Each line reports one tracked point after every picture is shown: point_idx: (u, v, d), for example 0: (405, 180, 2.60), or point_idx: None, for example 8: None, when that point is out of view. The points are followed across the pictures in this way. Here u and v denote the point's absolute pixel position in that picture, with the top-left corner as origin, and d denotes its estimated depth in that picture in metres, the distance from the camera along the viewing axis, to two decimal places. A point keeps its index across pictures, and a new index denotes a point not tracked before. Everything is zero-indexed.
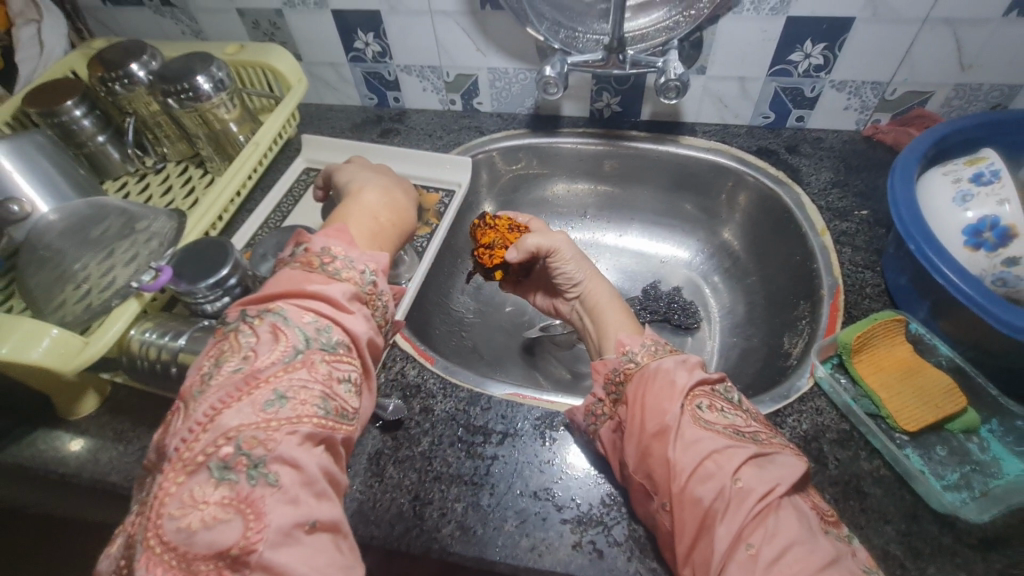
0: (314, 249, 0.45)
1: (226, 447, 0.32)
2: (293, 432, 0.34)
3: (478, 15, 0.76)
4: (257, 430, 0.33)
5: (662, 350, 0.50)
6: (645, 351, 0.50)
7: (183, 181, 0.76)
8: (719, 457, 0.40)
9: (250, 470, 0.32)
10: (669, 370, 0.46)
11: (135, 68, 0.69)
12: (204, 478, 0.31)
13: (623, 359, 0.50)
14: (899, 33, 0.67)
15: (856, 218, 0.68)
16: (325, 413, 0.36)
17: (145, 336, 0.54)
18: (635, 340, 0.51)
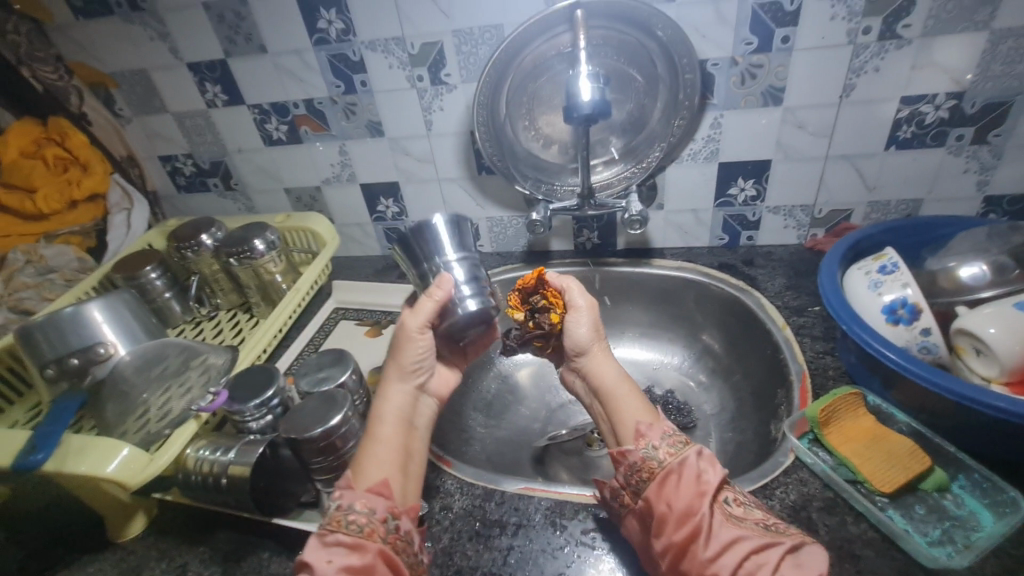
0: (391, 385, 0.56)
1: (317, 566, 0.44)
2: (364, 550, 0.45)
3: (476, 179, 0.95)
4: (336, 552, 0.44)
5: (681, 442, 0.53)
6: (666, 443, 0.53)
7: (232, 324, 0.91)
8: (759, 554, 0.45)
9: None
10: (693, 466, 0.51)
11: (204, 238, 0.86)
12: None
13: (641, 451, 0.53)
14: (811, 168, 0.85)
15: (811, 313, 0.79)
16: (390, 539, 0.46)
17: (201, 453, 0.62)
18: (654, 430, 0.54)
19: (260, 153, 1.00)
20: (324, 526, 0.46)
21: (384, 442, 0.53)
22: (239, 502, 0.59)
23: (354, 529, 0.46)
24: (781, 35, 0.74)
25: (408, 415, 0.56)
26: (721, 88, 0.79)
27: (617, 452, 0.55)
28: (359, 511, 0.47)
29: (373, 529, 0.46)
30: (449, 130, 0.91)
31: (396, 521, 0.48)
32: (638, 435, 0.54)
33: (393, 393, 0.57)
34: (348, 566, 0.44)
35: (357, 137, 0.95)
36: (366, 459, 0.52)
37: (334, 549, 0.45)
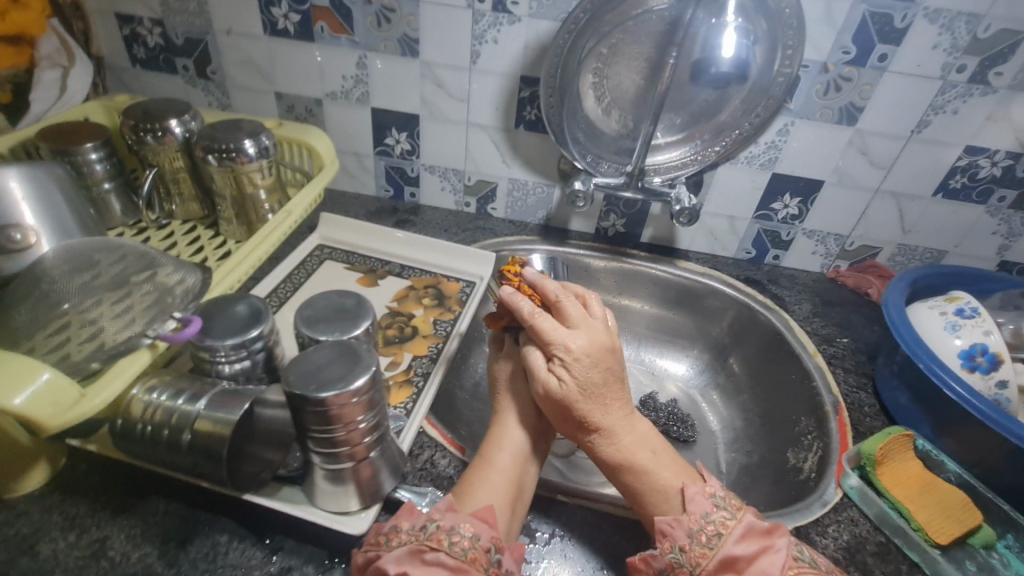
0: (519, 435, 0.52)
1: None
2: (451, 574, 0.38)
3: (511, 132, 0.84)
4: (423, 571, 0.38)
5: (714, 535, 0.44)
6: (694, 544, 0.44)
7: (190, 240, 0.73)
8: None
9: None
10: (735, 567, 0.42)
11: (173, 124, 0.68)
12: None
13: (667, 556, 0.45)
14: (859, 199, 0.82)
15: (839, 345, 0.77)
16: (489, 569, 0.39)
17: (151, 397, 0.46)
18: (677, 526, 0.45)
19: (254, 42, 0.82)
20: (422, 542, 0.40)
21: (498, 470, 0.48)
22: (199, 467, 0.44)
23: (458, 551, 0.39)
24: (879, 52, 0.70)
25: (526, 451, 0.51)
26: (802, 93, 0.74)
27: (637, 558, 0.46)
28: (464, 533, 0.41)
29: (476, 556, 0.40)
30: (496, 69, 0.78)
31: (500, 553, 0.41)
32: (662, 535, 0.45)
33: (509, 434, 0.52)
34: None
35: (383, 51, 0.80)
36: (474, 483, 0.47)
37: (432, 569, 0.38)
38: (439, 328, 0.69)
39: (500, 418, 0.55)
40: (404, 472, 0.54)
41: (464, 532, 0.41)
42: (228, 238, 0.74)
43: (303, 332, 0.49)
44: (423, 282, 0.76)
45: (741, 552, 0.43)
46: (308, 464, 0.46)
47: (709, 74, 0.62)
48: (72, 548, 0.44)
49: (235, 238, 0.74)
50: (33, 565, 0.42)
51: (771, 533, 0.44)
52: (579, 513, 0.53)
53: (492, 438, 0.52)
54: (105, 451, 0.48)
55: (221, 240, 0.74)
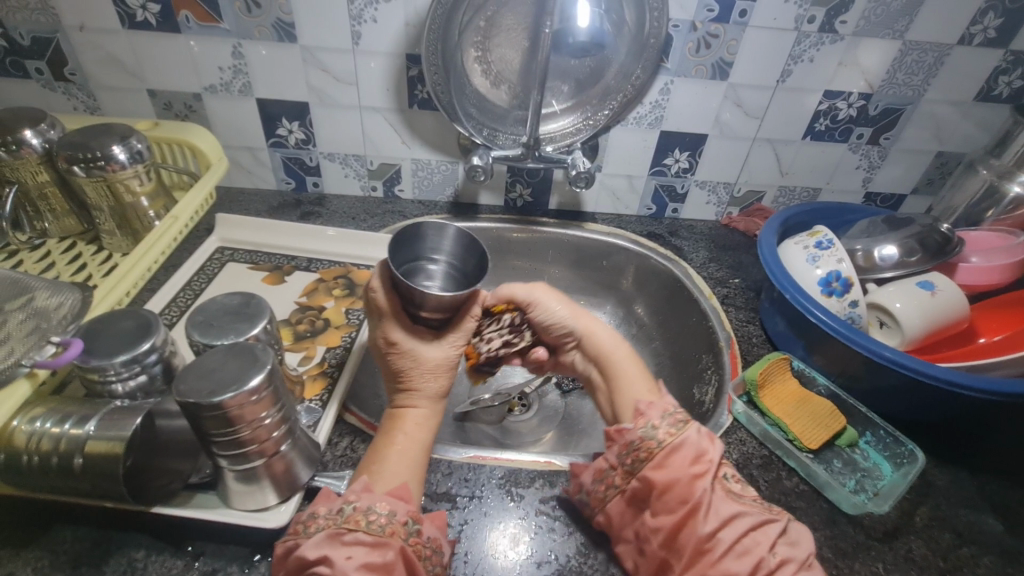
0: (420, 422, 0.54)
1: (321, 566, 0.41)
2: (370, 548, 0.43)
3: (407, 113, 0.83)
4: (339, 551, 0.42)
5: (682, 420, 0.50)
6: (666, 423, 0.50)
7: (69, 257, 0.69)
8: (756, 529, 0.44)
9: None
10: (693, 446, 0.48)
11: (28, 135, 0.63)
12: None
13: (640, 430, 0.50)
14: (741, 148, 0.88)
15: (732, 285, 0.84)
16: (409, 539, 0.44)
17: (35, 426, 0.44)
18: (654, 408, 0.51)
19: (114, 37, 0.76)
20: (340, 524, 0.44)
21: (404, 443, 0.52)
22: (100, 489, 0.44)
23: (375, 528, 0.44)
24: (740, 8, 0.74)
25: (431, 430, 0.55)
26: (677, 52, 0.78)
27: (611, 430, 0.52)
28: (381, 511, 0.45)
29: (394, 529, 0.44)
30: (381, 48, 0.77)
31: (418, 524, 0.46)
32: (639, 414, 0.51)
33: (416, 415, 0.55)
34: (368, 565, 0.42)
35: (258, 38, 0.76)
36: (387, 456, 0.51)
37: (353, 547, 0.43)
38: (352, 316, 0.70)
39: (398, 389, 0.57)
40: (323, 461, 0.55)
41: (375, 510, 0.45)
42: (113, 251, 0.70)
43: (195, 339, 0.48)
44: (333, 273, 0.76)
45: (701, 437, 0.49)
46: (217, 468, 0.46)
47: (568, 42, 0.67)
48: None
49: (122, 249, 0.70)
50: None
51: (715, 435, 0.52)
52: (497, 472, 0.56)
53: (396, 416, 0.55)
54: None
55: (106, 254, 0.70)
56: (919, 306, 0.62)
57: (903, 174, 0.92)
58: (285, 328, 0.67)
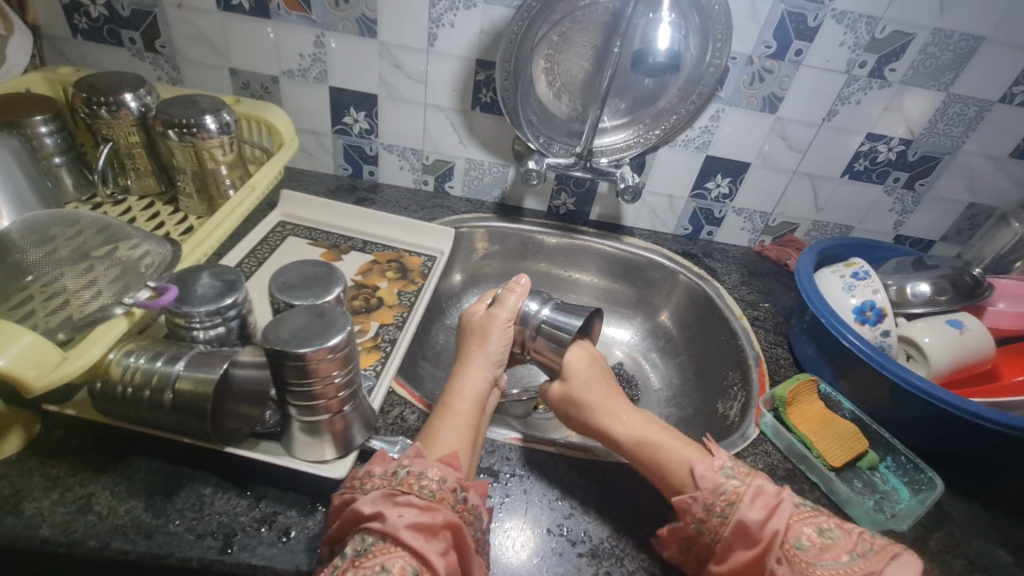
0: (476, 390, 0.58)
1: (373, 523, 0.43)
2: (419, 511, 0.44)
3: (467, 114, 0.88)
4: (388, 510, 0.43)
5: (727, 504, 0.47)
6: (711, 515, 0.48)
7: (149, 215, 0.73)
8: None
9: (373, 543, 0.42)
10: (748, 526, 0.46)
11: (128, 98, 0.67)
12: (358, 538, 0.42)
13: (691, 527, 0.49)
14: (780, 179, 0.92)
15: (762, 308, 0.88)
16: (458, 507, 0.46)
17: (129, 360, 0.48)
18: (694, 502, 0.49)
19: (207, 16, 0.81)
20: (395, 486, 0.45)
21: (457, 415, 0.55)
22: (184, 424, 0.47)
23: (427, 493, 0.45)
24: (796, 48, 0.79)
25: (482, 397, 0.58)
26: (731, 83, 0.82)
27: (666, 531, 0.50)
28: (432, 477, 0.46)
29: (443, 495, 0.45)
30: (454, 52, 0.82)
31: (464, 493, 0.47)
32: (682, 509, 0.49)
33: (466, 386, 0.58)
34: (418, 524, 0.43)
35: (341, 30, 0.82)
36: (439, 430, 0.53)
37: (405, 508, 0.44)
38: (404, 298, 0.73)
39: (461, 365, 0.61)
40: (377, 427, 0.58)
41: (428, 477, 0.46)
42: (189, 214, 0.75)
43: (278, 298, 0.53)
44: (386, 256, 0.80)
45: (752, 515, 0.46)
46: (287, 418, 0.50)
47: (647, 63, 0.68)
48: (56, 505, 0.46)
49: (197, 213, 0.75)
50: (19, 521, 0.44)
51: (774, 494, 0.48)
52: (536, 454, 0.59)
53: (455, 383, 0.58)
54: (84, 413, 0.49)
55: (182, 216, 0.75)
56: (947, 342, 0.65)
57: (934, 221, 0.95)
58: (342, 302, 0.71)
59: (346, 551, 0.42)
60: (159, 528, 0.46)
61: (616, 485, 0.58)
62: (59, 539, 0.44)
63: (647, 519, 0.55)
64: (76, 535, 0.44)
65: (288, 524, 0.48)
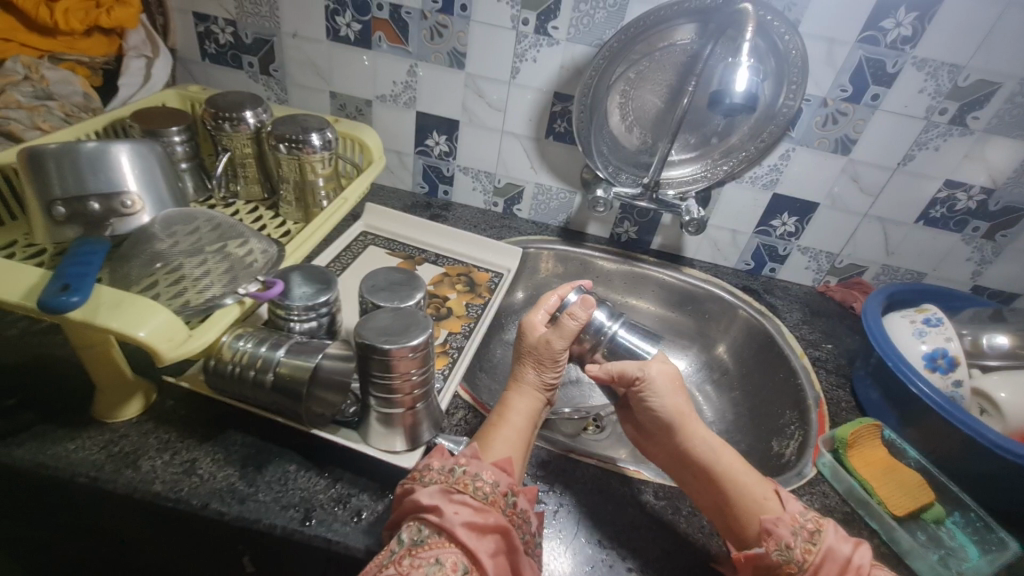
0: (526, 405, 0.60)
1: (429, 517, 0.45)
2: (473, 512, 0.45)
3: (541, 142, 0.93)
4: (444, 506, 0.45)
5: (814, 533, 0.50)
6: (799, 540, 0.49)
7: (253, 218, 0.82)
8: None
9: (427, 537, 0.44)
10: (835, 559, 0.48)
11: (247, 115, 0.77)
12: (415, 529, 0.45)
13: (773, 554, 0.49)
14: (849, 221, 0.92)
15: (824, 349, 0.87)
16: (508, 510, 0.47)
17: (239, 343, 0.55)
18: (782, 524, 0.50)
19: (316, 45, 0.91)
20: (452, 484, 0.47)
21: (509, 426, 0.57)
22: (280, 404, 0.53)
23: (480, 494, 0.47)
24: (873, 92, 0.79)
25: (534, 413, 0.60)
26: (804, 124, 0.84)
27: (743, 557, 0.51)
28: (486, 480, 0.48)
29: (495, 498, 0.47)
30: (534, 85, 0.88)
31: (515, 497, 0.49)
32: (767, 535, 0.50)
33: (518, 402, 0.60)
34: (471, 523, 0.45)
35: (432, 61, 0.89)
36: (493, 437, 0.55)
37: (460, 506, 0.46)
38: (471, 309, 0.78)
39: (517, 381, 0.62)
40: (442, 427, 0.62)
41: (482, 480, 0.48)
42: (287, 219, 0.83)
43: (368, 299, 0.59)
44: (457, 270, 0.85)
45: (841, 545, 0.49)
46: (367, 409, 0.55)
47: (724, 104, 0.68)
48: (166, 465, 0.52)
49: (293, 219, 0.83)
50: (136, 475, 0.51)
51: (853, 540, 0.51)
52: (590, 469, 0.61)
53: (508, 399, 0.61)
54: (196, 387, 0.56)
55: (281, 220, 0.83)
56: None
57: (1016, 273, 0.91)
58: None
59: (405, 537, 0.44)
60: (249, 496, 0.51)
61: (668, 506, 0.59)
62: (167, 495, 0.50)
63: (696, 545, 0.56)
64: (181, 493, 0.50)
65: (360, 506, 0.52)
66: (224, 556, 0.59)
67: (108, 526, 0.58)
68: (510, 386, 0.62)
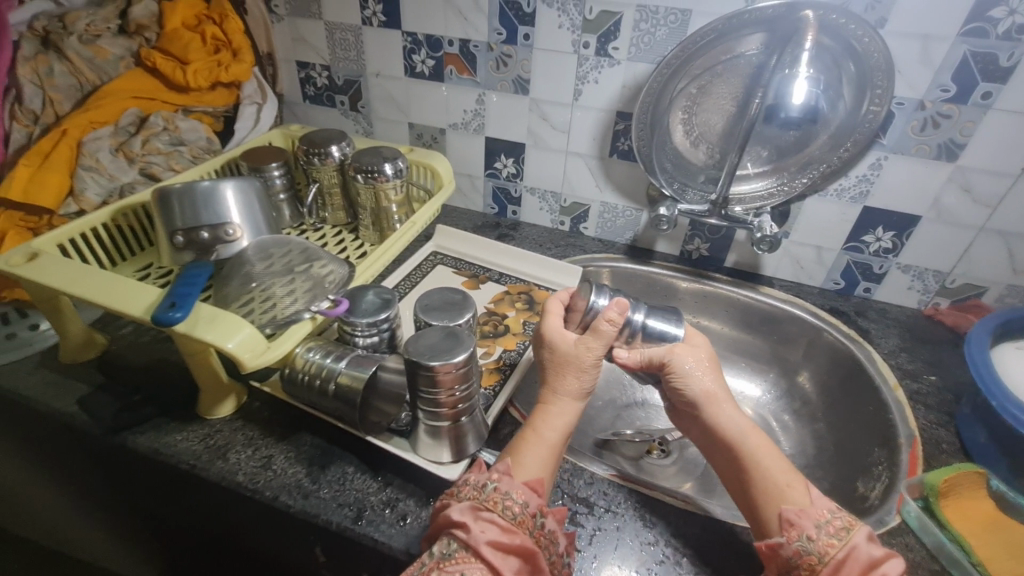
0: (560, 416, 0.58)
1: (458, 533, 0.47)
2: (500, 531, 0.47)
3: (605, 160, 0.93)
4: (472, 523, 0.47)
5: (842, 529, 0.48)
6: (822, 534, 0.48)
7: (337, 241, 0.91)
8: None
9: (454, 552, 0.46)
10: (861, 560, 0.46)
11: (333, 149, 0.86)
12: (444, 542, 0.47)
13: (794, 544, 0.48)
14: (960, 235, 0.80)
15: (926, 381, 0.77)
16: (535, 532, 0.49)
17: (309, 355, 0.62)
18: (806, 517, 0.49)
19: (396, 82, 1.00)
20: (482, 501, 0.49)
21: (542, 440, 0.56)
22: (340, 411, 0.59)
23: (508, 514, 0.48)
24: (983, 90, 0.70)
25: (569, 426, 0.58)
26: (896, 129, 0.75)
27: (763, 545, 0.49)
28: (515, 499, 0.49)
29: (523, 519, 0.48)
30: (596, 105, 0.89)
31: (543, 518, 0.50)
32: (788, 525, 0.49)
33: (552, 413, 0.59)
34: (497, 543, 0.46)
35: (499, 89, 0.94)
36: (524, 452, 0.55)
37: (487, 524, 0.47)
38: (528, 327, 0.80)
39: (548, 389, 0.60)
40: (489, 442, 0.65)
41: (510, 499, 0.49)
42: (365, 241, 0.91)
43: (421, 317, 0.63)
44: (517, 288, 0.88)
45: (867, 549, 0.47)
46: (416, 420, 0.59)
47: (779, 116, 0.70)
48: (249, 459, 0.60)
49: (371, 241, 0.91)
50: (225, 465, 0.59)
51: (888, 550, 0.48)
52: (634, 495, 0.60)
53: (541, 410, 0.59)
54: (275, 392, 0.64)
55: (360, 242, 0.91)
56: None
57: None
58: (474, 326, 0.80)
59: (434, 551, 0.47)
60: (312, 492, 0.57)
61: (716, 543, 0.56)
62: (247, 485, 0.58)
63: None
64: (258, 485, 0.58)
65: (406, 511, 0.56)
66: (295, 546, 0.66)
67: (208, 509, 0.68)
68: (544, 394, 0.60)
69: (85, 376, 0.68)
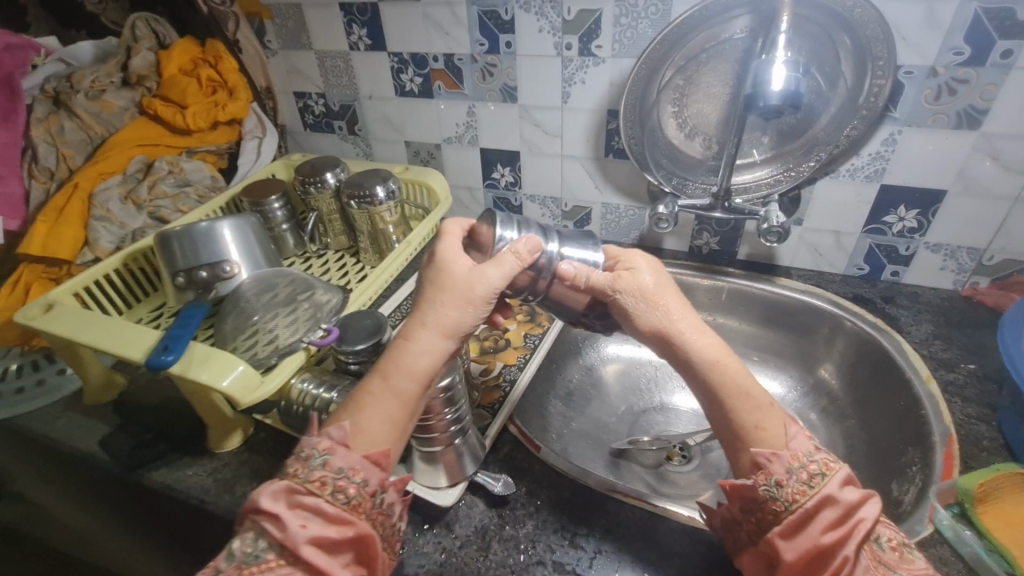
0: (420, 364, 0.48)
1: (273, 527, 0.42)
2: (319, 522, 0.42)
3: (601, 161, 0.91)
4: (293, 515, 0.42)
5: (816, 475, 0.45)
6: (792, 480, 0.45)
7: (339, 266, 0.93)
8: None
9: (267, 552, 0.41)
10: (836, 506, 0.43)
11: (329, 177, 0.88)
12: (259, 538, 0.42)
13: (760, 488, 0.46)
14: (993, 208, 0.73)
15: (963, 370, 0.71)
16: (371, 513, 0.45)
17: (304, 385, 0.63)
18: (777, 461, 0.46)
19: (388, 102, 1.00)
20: (302, 484, 0.43)
21: (389, 393, 0.48)
22: None
23: (339, 500, 0.43)
24: (1002, 48, 0.63)
25: (426, 375, 0.49)
26: (908, 100, 0.69)
27: (730, 485, 0.48)
28: (352, 481, 0.44)
29: (359, 502, 0.44)
30: (587, 105, 0.86)
31: (383, 494, 0.46)
32: (757, 467, 0.46)
33: (406, 357, 0.49)
34: (321, 537, 0.42)
35: (488, 99, 0.93)
36: (366, 407, 0.48)
37: (309, 515, 0.43)
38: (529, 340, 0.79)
39: (410, 326, 0.50)
40: (487, 462, 0.64)
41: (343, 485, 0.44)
42: (366, 264, 0.92)
43: None
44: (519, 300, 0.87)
45: (843, 496, 0.44)
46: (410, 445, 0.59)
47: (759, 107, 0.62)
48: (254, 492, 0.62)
49: (372, 263, 0.92)
50: (232, 499, 0.61)
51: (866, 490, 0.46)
52: (637, 512, 0.57)
53: (397, 351, 0.49)
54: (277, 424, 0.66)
55: (361, 265, 0.92)
56: None
57: None
58: (474, 342, 0.79)
59: (237, 551, 0.42)
60: None
61: (724, 560, 0.53)
62: None
63: None
64: None
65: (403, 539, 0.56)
66: None
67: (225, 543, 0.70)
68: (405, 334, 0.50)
69: (105, 418, 0.72)
